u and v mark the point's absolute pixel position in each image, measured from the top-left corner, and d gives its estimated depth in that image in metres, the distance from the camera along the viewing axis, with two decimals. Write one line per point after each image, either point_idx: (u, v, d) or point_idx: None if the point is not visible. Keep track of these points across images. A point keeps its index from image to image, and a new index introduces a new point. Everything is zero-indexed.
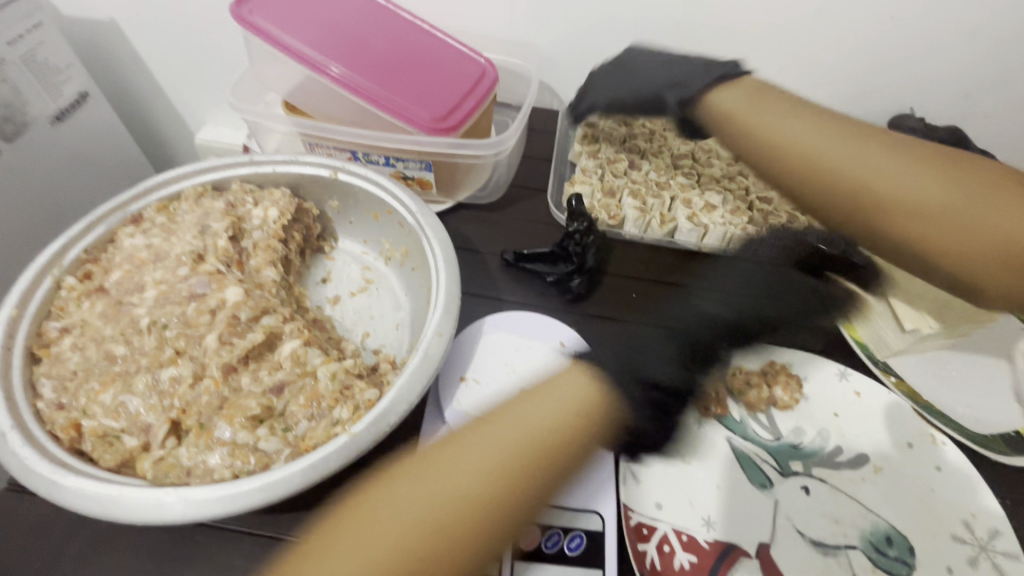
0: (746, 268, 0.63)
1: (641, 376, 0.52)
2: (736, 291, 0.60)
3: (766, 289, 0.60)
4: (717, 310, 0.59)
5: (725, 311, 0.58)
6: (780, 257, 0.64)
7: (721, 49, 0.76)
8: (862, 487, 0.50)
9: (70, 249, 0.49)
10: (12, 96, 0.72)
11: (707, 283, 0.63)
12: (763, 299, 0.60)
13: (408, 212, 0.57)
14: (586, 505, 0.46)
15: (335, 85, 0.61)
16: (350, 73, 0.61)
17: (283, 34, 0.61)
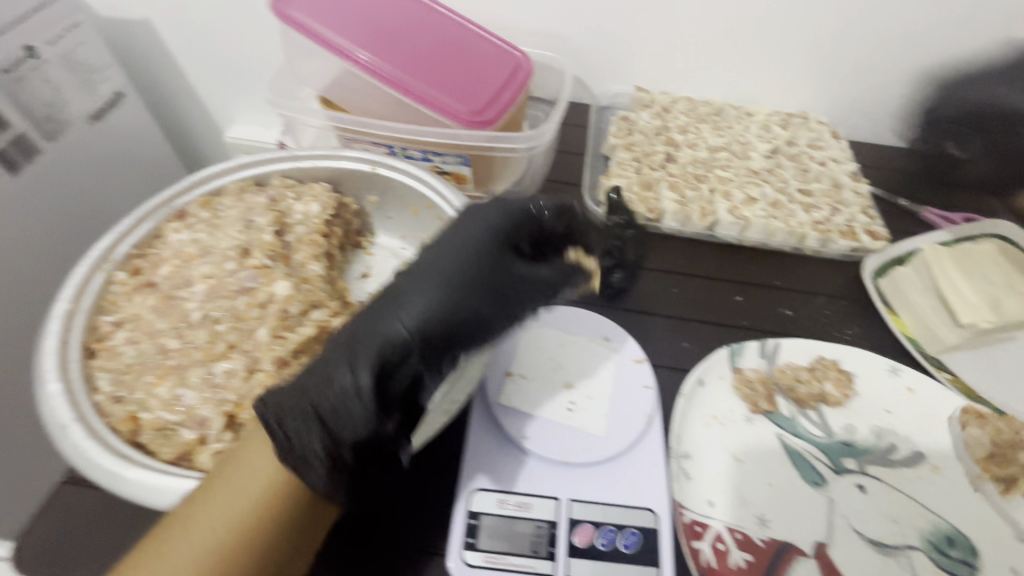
0: (478, 249, 0.42)
1: (330, 407, 0.35)
2: (475, 284, 0.40)
3: (484, 278, 0.41)
4: (412, 315, 0.38)
5: (448, 299, 0.39)
6: (491, 239, 0.43)
7: (759, 39, 0.76)
8: (919, 486, 0.49)
9: (120, 245, 0.50)
10: (54, 96, 0.73)
11: (439, 259, 0.41)
12: (488, 290, 0.41)
13: (450, 207, 0.57)
14: (641, 502, 0.45)
15: (360, 70, 0.60)
16: (377, 60, 0.60)
17: (316, 18, 0.61)
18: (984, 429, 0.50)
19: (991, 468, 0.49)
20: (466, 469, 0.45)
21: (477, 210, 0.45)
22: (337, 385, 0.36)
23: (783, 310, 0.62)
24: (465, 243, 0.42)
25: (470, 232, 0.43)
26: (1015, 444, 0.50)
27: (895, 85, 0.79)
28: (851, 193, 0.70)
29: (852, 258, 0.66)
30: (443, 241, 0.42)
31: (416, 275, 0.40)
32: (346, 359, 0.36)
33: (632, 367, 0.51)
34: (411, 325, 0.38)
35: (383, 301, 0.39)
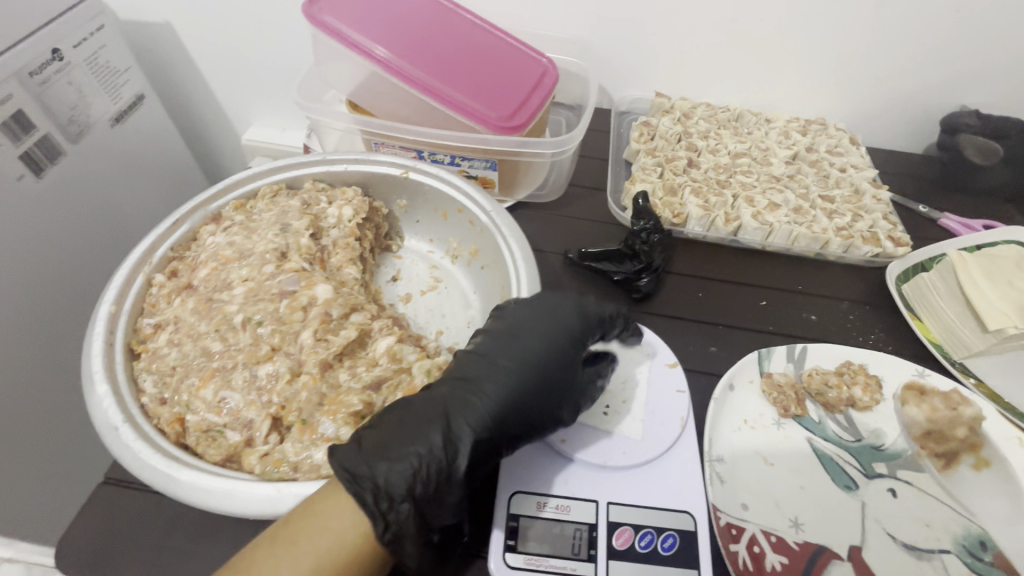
0: (561, 345, 0.46)
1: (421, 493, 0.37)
2: (555, 378, 0.44)
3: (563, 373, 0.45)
4: (502, 406, 0.41)
5: (529, 392, 0.43)
6: (573, 339, 0.47)
7: (780, 47, 0.77)
8: (951, 492, 0.49)
9: (158, 247, 0.51)
10: (77, 98, 0.73)
11: (520, 351, 0.45)
12: (567, 387, 0.44)
13: (481, 211, 0.59)
14: (678, 504, 0.45)
15: (378, 67, 0.61)
16: (396, 58, 0.60)
17: (339, 17, 0.61)
18: (920, 407, 0.54)
19: (927, 446, 0.52)
20: (504, 472, 0.46)
21: (555, 302, 0.48)
22: (422, 463, 0.37)
23: (808, 315, 0.63)
24: (546, 338, 0.46)
25: (553, 327, 0.46)
26: (953, 421, 0.52)
27: (914, 92, 0.79)
28: (872, 199, 0.71)
29: (873, 263, 0.67)
30: (525, 332, 0.46)
31: (497, 365, 0.44)
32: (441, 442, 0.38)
33: (665, 371, 0.52)
34: (500, 416, 0.41)
35: (468, 388, 0.42)
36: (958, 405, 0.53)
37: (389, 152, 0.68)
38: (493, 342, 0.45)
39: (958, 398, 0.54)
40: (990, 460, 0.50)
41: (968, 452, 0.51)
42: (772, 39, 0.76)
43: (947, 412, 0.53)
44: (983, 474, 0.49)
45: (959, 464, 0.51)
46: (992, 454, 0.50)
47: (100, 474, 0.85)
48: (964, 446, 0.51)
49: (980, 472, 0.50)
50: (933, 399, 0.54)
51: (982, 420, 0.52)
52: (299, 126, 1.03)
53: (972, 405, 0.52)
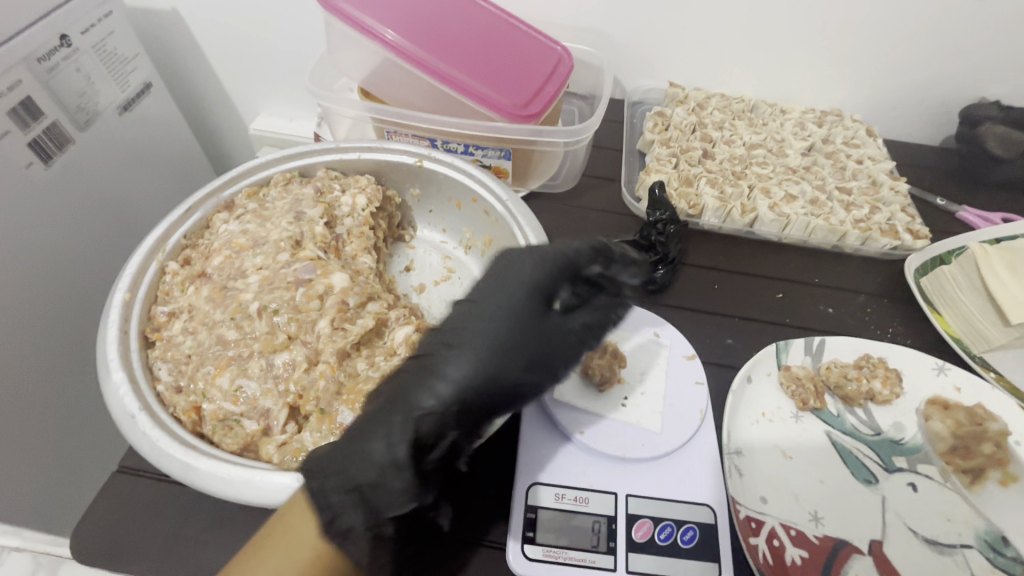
0: (520, 305, 0.43)
1: (364, 485, 0.36)
2: (514, 341, 0.41)
3: (524, 335, 0.42)
4: (454, 378, 0.39)
5: (486, 357, 0.40)
6: (532, 293, 0.43)
7: (798, 37, 0.76)
8: (974, 487, 0.48)
9: (171, 235, 0.50)
10: (85, 85, 0.72)
11: (478, 320, 0.42)
12: (529, 362, 0.42)
13: (496, 200, 0.58)
14: (696, 497, 0.45)
15: (388, 50, 0.60)
16: (405, 42, 0.59)
17: None
18: (943, 423, 0.51)
19: (954, 462, 0.49)
20: (522, 463, 0.45)
21: (512, 261, 0.45)
22: (373, 453, 0.36)
23: (825, 308, 0.62)
24: (504, 301, 0.43)
25: (511, 288, 0.44)
26: (980, 437, 0.50)
27: (933, 82, 0.78)
28: (890, 191, 0.70)
29: (891, 256, 0.66)
30: (483, 300, 0.44)
31: (454, 337, 0.42)
32: (393, 426, 0.37)
33: (683, 363, 0.52)
34: (454, 388, 0.39)
35: (424, 365, 0.40)
36: (982, 421, 0.51)
37: (402, 141, 0.68)
38: (455, 322, 0.43)
39: (982, 413, 0.51)
40: (1017, 476, 0.48)
41: (995, 467, 0.49)
42: (790, 28, 0.75)
43: (972, 427, 0.50)
44: (1011, 490, 0.48)
45: (986, 480, 0.49)
46: (1019, 470, 0.48)
47: (111, 464, 0.85)
48: (991, 462, 0.49)
49: (1006, 488, 0.48)
50: (957, 414, 0.51)
51: (1005, 435, 0.50)
52: (307, 115, 1.02)
53: (996, 420, 0.51)
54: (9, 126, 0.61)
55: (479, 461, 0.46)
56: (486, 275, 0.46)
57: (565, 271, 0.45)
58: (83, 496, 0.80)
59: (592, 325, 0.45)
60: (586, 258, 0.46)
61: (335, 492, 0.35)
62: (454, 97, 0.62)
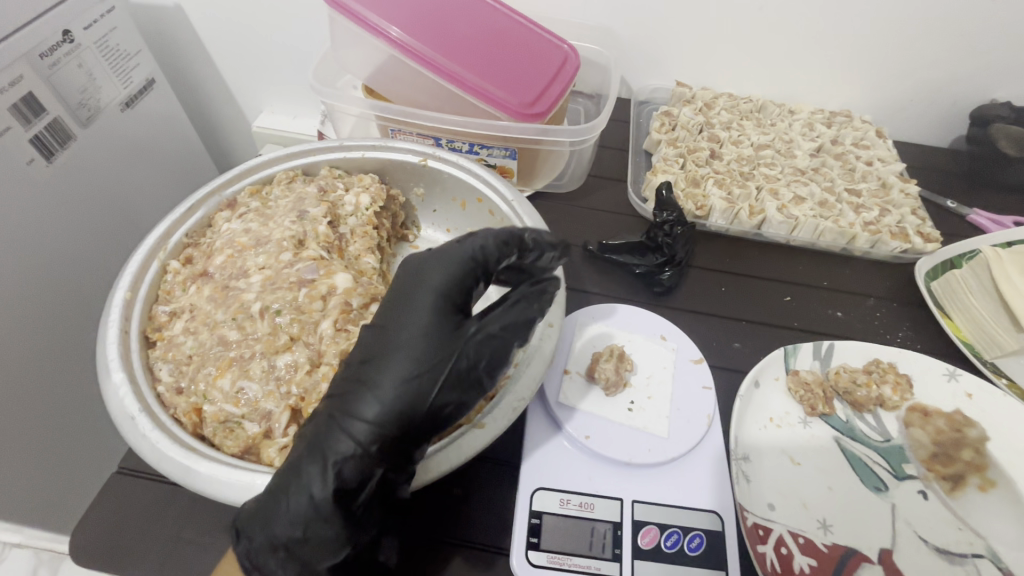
0: (430, 322, 0.38)
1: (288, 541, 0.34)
2: (426, 361, 0.37)
3: (434, 352, 0.37)
4: (366, 411, 0.35)
5: (395, 382, 0.36)
6: (440, 306, 0.39)
7: (808, 37, 0.75)
8: (986, 495, 0.47)
9: (173, 234, 0.50)
10: (87, 82, 0.71)
11: (388, 345, 0.38)
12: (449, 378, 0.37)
13: (501, 200, 0.57)
14: (704, 504, 0.44)
15: (392, 47, 0.59)
16: (410, 38, 0.59)
17: None
18: (924, 430, 0.51)
19: (935, 468, 0.49)
20: (526, 467, 0.45)
21: (417, 274, 0.42)
22: (292, 507, 0.34)
23: (833, 311, 0.61)
24: (413, 318, 0.39)
25: (418, 303, 0.40)
26: (959, 443, 0.50)
27: (946, 83, 0.77)
28: (900, 193, 0.69)
29: (901, 260, 0.65)
30: (392, 321, 0.39)
31: (361, 366, 0.38)
32: (309, 472, 0.34)
33: (690, 367, 0.51)
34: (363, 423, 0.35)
35: (334, 401, 0.37)
36: (961, 427, 0.51)
37: (407, 139, 0.67)
38: (366, 347, 0.39)
39: (960, 419, 0.51)
40: (996, 481, 0.48)
41: (974, 473, 0.48)
42: (800, 27, 0.74)
43: (951, 434, 0.50)
44: (991, 495, 0.47)
45: (966, 486, 0.48)
46: (998, 475, 0.48)
47: (113, 461, 0.85)
48: (970, 467, 0.49)
49: (986, 493, 0.47)
50: (937, 421, 0.51)
51: (985, 442, 0.50)
52: (311, 113, 1.01)
53: (975, 427, 0.51)
54: (11, 122, 0.60)
55: (484, 465, 0.45)
56: (396, 294, 0.42)
57: (471, 274, 0.42)
58: (84, 493, 0.80)
59: (514, 320, 0.39)
60: (495, 252, 0.42)
61: (259, 548, 0.34)
62: (458, 94, 0.61)
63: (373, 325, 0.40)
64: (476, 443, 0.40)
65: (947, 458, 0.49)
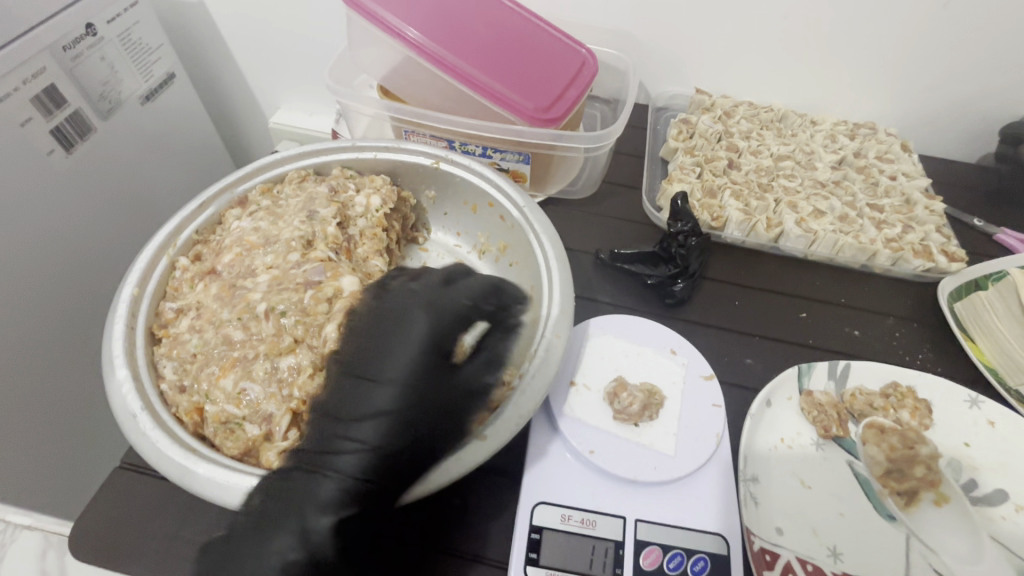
0: (410, 378, 0.41)
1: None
2: (421, 413, 0.39)
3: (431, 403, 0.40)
4: (355, 460, 0.37)
5: (389, 434, 0.38)
6: (426, 356, 0.42)
7: (832, 46, 0.73)
8: (1005, 527, 0.46)
9: (183, 230, 0.50)
10: (108, 74, 0.72)
11: (371, 392, 0.40)
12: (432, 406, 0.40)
13: (513, 206, 0.57)
14: (709, 526, 0.43)
15: (409, 48, 0.59)
16: (427, 39, 0.58)
17: None
18: (879, 447, 0.49)
19: (889, 484, 0.47)
20: (527, 480, 0.44)
21: (397, 316, 0.44)
22: (276, 544, 0.34)
23: (851, 330, 0.59)
24: (397, 370, 0.41)
25: (404, 350, 0.42)
26: (912, 459, 0.48)
27: (974, 98, 0.74)
28: (925, 210, 0.67)
29: (922, 278, 0.63)
30: (370, 366, 0.41)
31: (342, 414, 0.39)
32: (294, 528, 0.35)
33: (700, 383, 0.50)
34: (352, 471, 0.37)
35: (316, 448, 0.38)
36: (914, 444, 0.49)
37: (419, 140, 0.67)
38: (337, 391, 0.40)
39: (913, 435, 0.50)
40: (948, 496, 0.47)
41: (927, 488, 0.47)
42: (826, 35, 0.72)
43: (903, 451, 0.49)
44: (944, 510, 0.46)
45: (920, 502, 0.47)
46: (950, 490, 0.47)
47: (120, 450, 0.85)
48: (924, 483, 0.47)
49: (940, 508, 0.46)
50: (892, 437, 0.49)
51: (936, 457, 0.49)
52: (327, 111, 1.01)
53: (927, 442, 0.49)
54: (33, 113, 0.61)
55: (481, 476, 0.45)
56: (374, 342, 0.42)
57: (460, 323, 0.45)
58: (91, 482, 0.80)
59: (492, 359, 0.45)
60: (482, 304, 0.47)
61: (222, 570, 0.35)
62: (470, 96, 0.60)
63: (347, 369, 0.41)
64: (478, 453, 0.39)
65: (899, 475, 0.48)
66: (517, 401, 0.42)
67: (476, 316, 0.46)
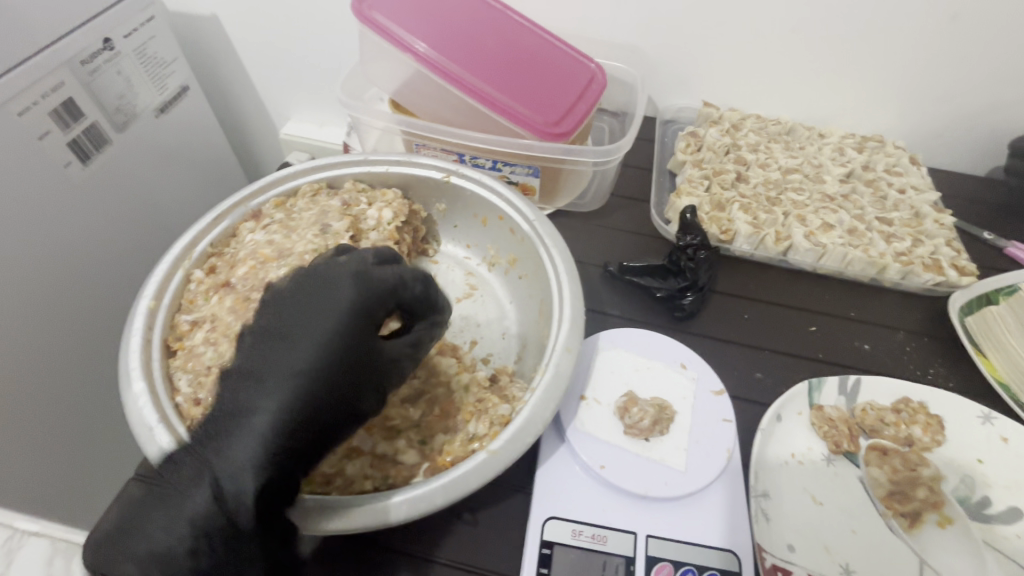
0: (321, 351, 0.37)
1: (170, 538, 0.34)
2: (330, 390, 0.37)
3: (341, 381, 0.37)
4: (263, 431, 0.35)
5: (311, 404, 0.36)
6: (342, 330, 0.38)
7: (840, 60, 0.73)
8: (1020, 546, 0.45)
9: (198, 243, 0.51)
10: (125, 88, 0.73)
11: (291, 356, 0.37)
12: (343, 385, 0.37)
13: (523, 219, 0.57)
14: (721, 543, 0.43)
15: (419, 62, 0.59)
16: (436, 53, 0.59)
17: (383, 12, 0.60)
18: (882, 468, 0.48)
19: (892, 506, 0.46)
20: (538, 495, 0.44)
21: (323, 281, 0.39)
22: (185, 506, 0.35)
23: (861, 344, 0.59)
24: (309, 341, 0.37)
25: (318, 319, 0.38)
26: (915, 481, 0.48)
27: (984, 111, 0.75)
28: (934, 223, 0.67)
29: (933, 292, 0.63)
30: (290, 331, 0.37)
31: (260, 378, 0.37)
32: (204, 493, 0.35)
33: (711, 398, 0.50)
34: (262, 443, 0.35)
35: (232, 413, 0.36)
36: (916, 465, 0.48)
37: (430, 154, 0.67)
38: (253, 356, 0.38)
39: (915, 457, 0.49)
40: (953, 518, 0.45)
41: (931, 510, 0.46)
42: (834, 49, 0.72)
43: (907, 473, 0.48)
44: (948, 532, 0.45)
45: (923, 523, 0.46)
46: (954, 512, 0.46)
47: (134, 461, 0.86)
48: (927, 505, 0.46)
49: (944, 530, 0.45)
50: (894, 460, 0.49)
51: (939, 480, 0.48)
52: (337, 122, 1.02)
53: (929, 465, 0.48)
54: (51, 126, 0.62)
55: (492, 490, 0.45)
56: (293, 308, 0.39)
57: (388, 296, 0.40)
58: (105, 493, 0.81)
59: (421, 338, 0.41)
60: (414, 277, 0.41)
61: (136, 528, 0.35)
62: (480, 110, 0.61)
63: (263, 336, 0.38)
64: (492, 468, 0.40)
65: (903, 497, 0.47)
66: (525, 423, 0.42)
67: (407, 288, 0.41)
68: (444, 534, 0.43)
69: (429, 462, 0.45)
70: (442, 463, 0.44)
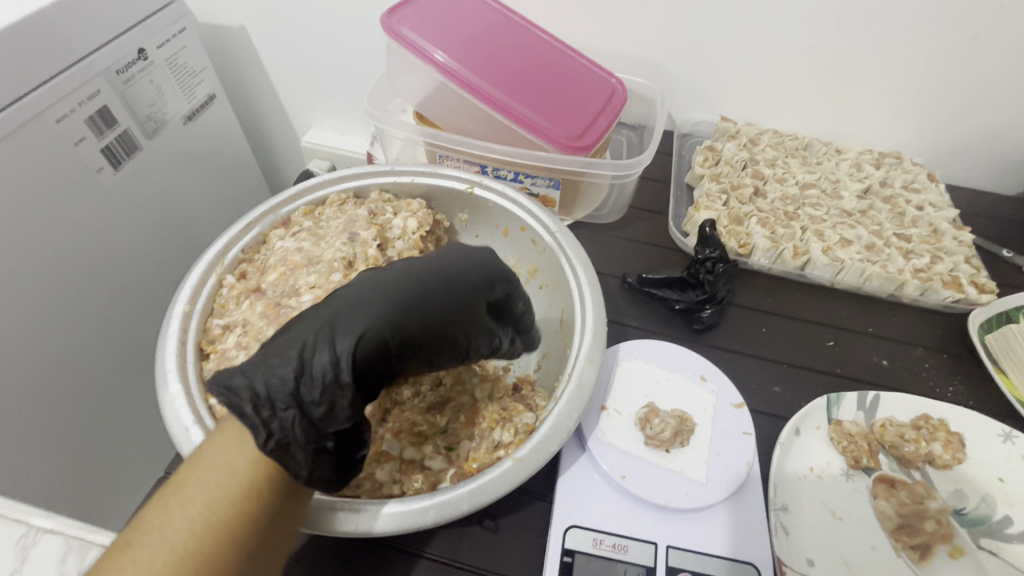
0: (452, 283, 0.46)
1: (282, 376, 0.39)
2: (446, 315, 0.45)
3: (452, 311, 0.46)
4: (389, 325, 0.42)
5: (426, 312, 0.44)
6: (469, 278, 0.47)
7: (859, 76, 0.74)
8: None
9: (231, 249, 0.53)
10: (156, 96, 0.75)
11: (423, 273, 0.46)
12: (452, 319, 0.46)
13: (545, 231, 0.58)
14: (739, 555, 0.43)
15: (438, 72, 0.61)
16: (455, 63, 0.60)
17: (405, 24, 0.62)
18: (888, 502, 0.48)
19: (902, 539, 0.45)
20: (559, 504, 0.45)
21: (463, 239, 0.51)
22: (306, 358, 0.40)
23: (879, 359, 0.59)
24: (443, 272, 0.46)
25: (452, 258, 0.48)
26: (922, 514, 0.47)
27: (1003, 129, 0.75)
28: (953, 240, 0.67)
29: (953, 309, 0.63)
30: (430, 259, 0.47)
31: (395, 281, 0.44)
32: (324, 352, 0.40)
33: (730, 412, 0.50)
34: (384, 332, 0.42)
35: (359, 297, 0.43)
36: (923, 498, 0.48)
37: (452, 165, 0.69)
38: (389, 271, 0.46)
39: (921, 489, 0.49)
40: (964, 549, 0.45)
41: (941, 542, 0.46)
42: (853, 65, 0.73)
43: (914, 505, 0.48)
44: (960, 563, 0.45)
45: (934, 555, 0.45)
46: (964, 544, 0.46)
47: (164, 458, 0.88)
48: (936, 537, 0.46)
49: (956, 560, 0.45)
50: (901, 492, 0.48)
51: (945, 512, 0.48)
52: (357, 131, 1.04)
53: (935, 497, 0.48)
54: (86, 132, 0.65)
55: (510, 498, 0.46)
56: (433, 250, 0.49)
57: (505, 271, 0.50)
58: (136, 489, 0.83)
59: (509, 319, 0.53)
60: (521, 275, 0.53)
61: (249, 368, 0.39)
62: (500, 121, 0.62)
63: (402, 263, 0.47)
64: (518, 474, 0.41)
65: (911, 530, 0.46)
66: (562, 413, 0.44)
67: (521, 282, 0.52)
68: (464, 540, 0.44)
69: (455, 468, 0.47)
70: (468, 470, 0.46)
